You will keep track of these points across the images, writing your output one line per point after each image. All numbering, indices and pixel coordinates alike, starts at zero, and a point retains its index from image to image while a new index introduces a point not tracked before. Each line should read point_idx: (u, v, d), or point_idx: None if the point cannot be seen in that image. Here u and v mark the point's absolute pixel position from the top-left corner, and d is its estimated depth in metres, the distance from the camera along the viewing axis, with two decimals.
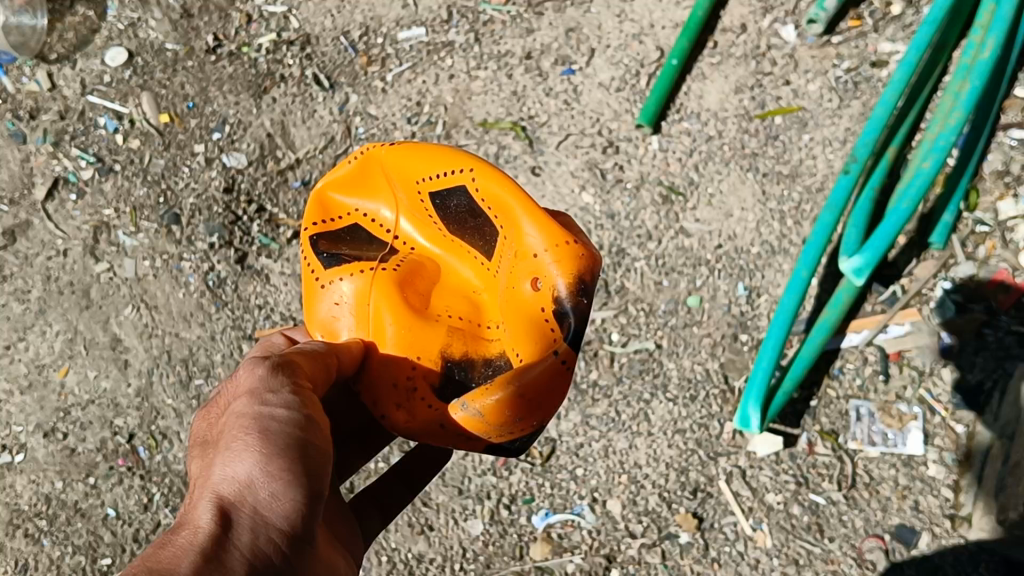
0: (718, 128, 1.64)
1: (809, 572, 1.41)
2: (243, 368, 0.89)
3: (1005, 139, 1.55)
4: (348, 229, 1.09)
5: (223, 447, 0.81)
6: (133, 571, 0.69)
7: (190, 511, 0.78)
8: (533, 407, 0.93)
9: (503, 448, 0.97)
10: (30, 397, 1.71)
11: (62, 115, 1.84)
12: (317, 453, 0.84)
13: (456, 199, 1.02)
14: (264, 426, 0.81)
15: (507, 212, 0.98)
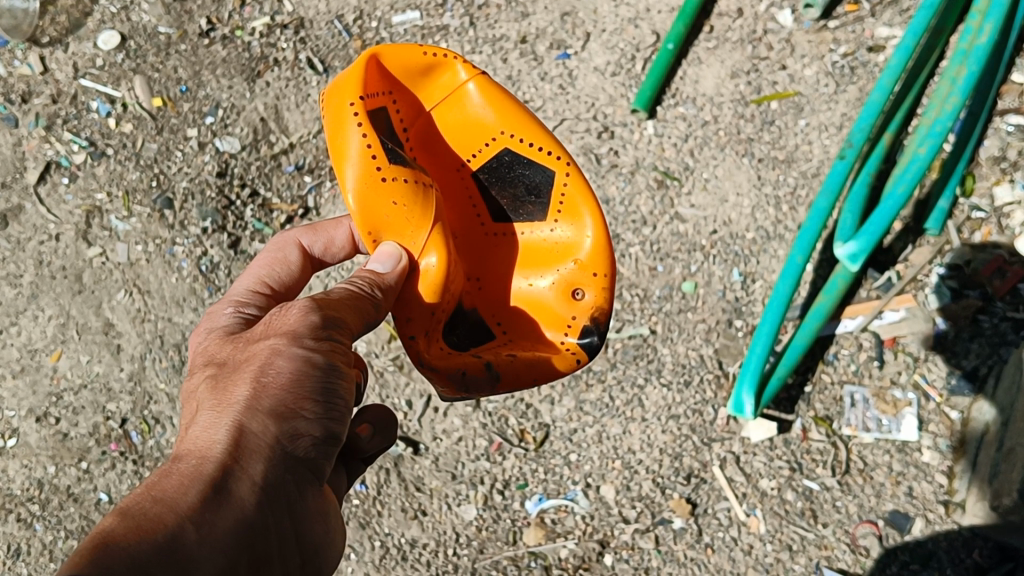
0: (713, 113, 1.63)
1: (803, 558, 1.41)
2: (285, 306, 0.85)
3: (1002, 125, 1.55)
4: (382, 109, 0.99)
5: (247, 372, 0.80)
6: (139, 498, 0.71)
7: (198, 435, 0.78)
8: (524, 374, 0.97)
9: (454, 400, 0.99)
10: (22, 381, 1.71)
11: (55, 99, 1.83)
12: (339, 395, 0.83)
13: (530, 170, 1.03)
14: (295, 367, 0.80)
15: (574, 218, 1.02)
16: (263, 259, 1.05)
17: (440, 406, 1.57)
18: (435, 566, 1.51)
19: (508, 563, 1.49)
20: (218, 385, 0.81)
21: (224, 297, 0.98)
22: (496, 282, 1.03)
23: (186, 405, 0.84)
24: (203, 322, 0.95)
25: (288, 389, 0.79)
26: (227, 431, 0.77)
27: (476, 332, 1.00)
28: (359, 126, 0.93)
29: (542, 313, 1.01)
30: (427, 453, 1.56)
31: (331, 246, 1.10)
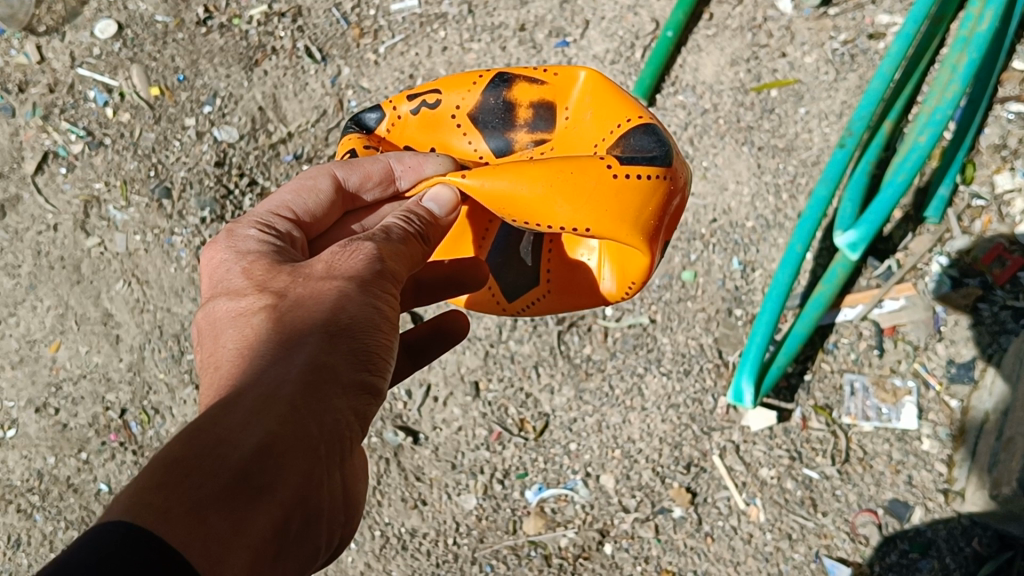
0: (713, 101, 1.63)
1: (802, 546, 1.41)
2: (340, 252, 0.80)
3: (1003, 113, 1.55)
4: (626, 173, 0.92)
5: (310, 309, 0.74)
6: (198, 434, 0.63)
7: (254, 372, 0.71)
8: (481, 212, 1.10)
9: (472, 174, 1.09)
10: (21, 371, 1.71)
11: (52, 89, 1.82)
12: (390, 349, 0.79)
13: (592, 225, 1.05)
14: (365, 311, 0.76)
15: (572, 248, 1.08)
16: (291, 185, 0.97)
17: (440, 396, 1.57)
18: (435, 555, 1.52)
19: (508, 552, 1.49)
20: (277, 320, 0.75)
21: (248, 216, 0.91)
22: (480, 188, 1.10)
23: (223, 336, 0.76)
24: (219, 245, 0.87)
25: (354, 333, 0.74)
26: (295, 370, 0.70)
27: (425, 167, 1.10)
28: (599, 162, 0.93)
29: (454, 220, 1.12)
30: (427, 443, 1.56)
31: (369, 180, 0.99)
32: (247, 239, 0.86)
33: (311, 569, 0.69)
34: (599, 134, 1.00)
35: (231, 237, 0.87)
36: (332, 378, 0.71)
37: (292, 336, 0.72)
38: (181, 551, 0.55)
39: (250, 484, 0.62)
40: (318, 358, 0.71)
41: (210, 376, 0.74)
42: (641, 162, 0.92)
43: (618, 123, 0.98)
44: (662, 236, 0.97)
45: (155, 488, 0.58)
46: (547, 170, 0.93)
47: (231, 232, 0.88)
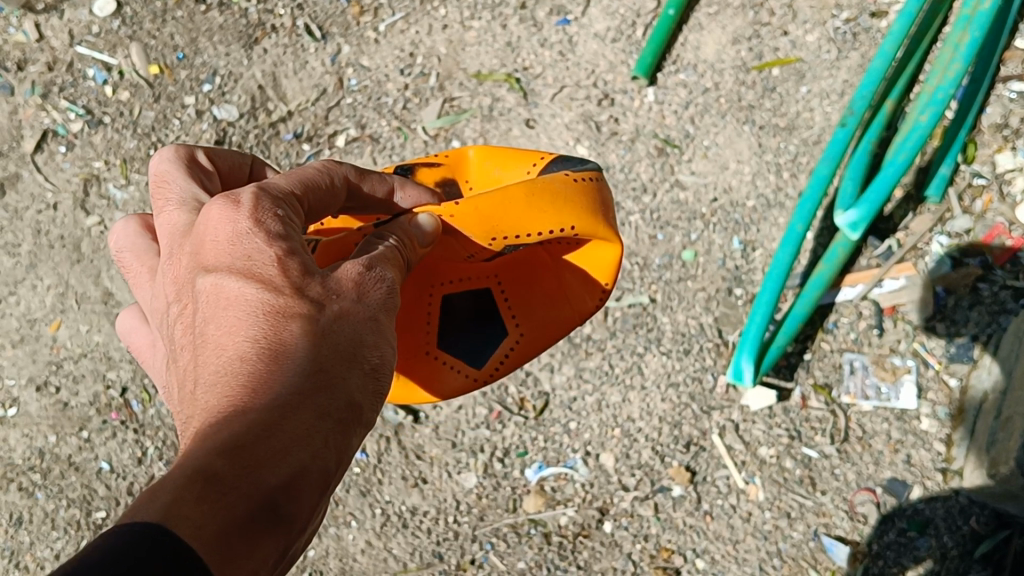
0: (714, 79, 1.62)
1: (801, 525, 1.42)
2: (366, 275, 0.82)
3: (1004, 92, 1.53)
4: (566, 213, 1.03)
5: (346, 337, 0.76)
6: (236, 452, 0.65)
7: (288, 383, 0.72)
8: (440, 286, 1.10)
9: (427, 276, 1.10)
10: (22, 350, 1.71)
11: (51, 67, 1.80)
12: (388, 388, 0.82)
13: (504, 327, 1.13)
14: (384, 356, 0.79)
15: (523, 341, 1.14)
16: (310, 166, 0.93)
17: None
18: (436, 534, 1.53)
19: (508, 530, 1.51)
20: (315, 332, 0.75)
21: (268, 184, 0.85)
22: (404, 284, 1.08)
23: (246, 325, 0.74)
24: (241, 210, 0.79)
25: (373, 374, 0.78)
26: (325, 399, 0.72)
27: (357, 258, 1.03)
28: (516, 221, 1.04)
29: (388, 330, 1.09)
30: (427, 421, 1.56)
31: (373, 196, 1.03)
32: (275, 217, 0.80)
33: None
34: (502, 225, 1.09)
35: (261, 206, 0.80)
36: (354, 417, 0.74)
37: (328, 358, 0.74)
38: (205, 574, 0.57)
39: (273, 513, 0.65)
40: (350, 397, 0.74)
41: (219, 368, 0.72)
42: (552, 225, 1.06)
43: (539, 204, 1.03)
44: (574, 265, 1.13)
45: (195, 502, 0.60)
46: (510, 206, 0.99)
47: (258, 200, 0.80)
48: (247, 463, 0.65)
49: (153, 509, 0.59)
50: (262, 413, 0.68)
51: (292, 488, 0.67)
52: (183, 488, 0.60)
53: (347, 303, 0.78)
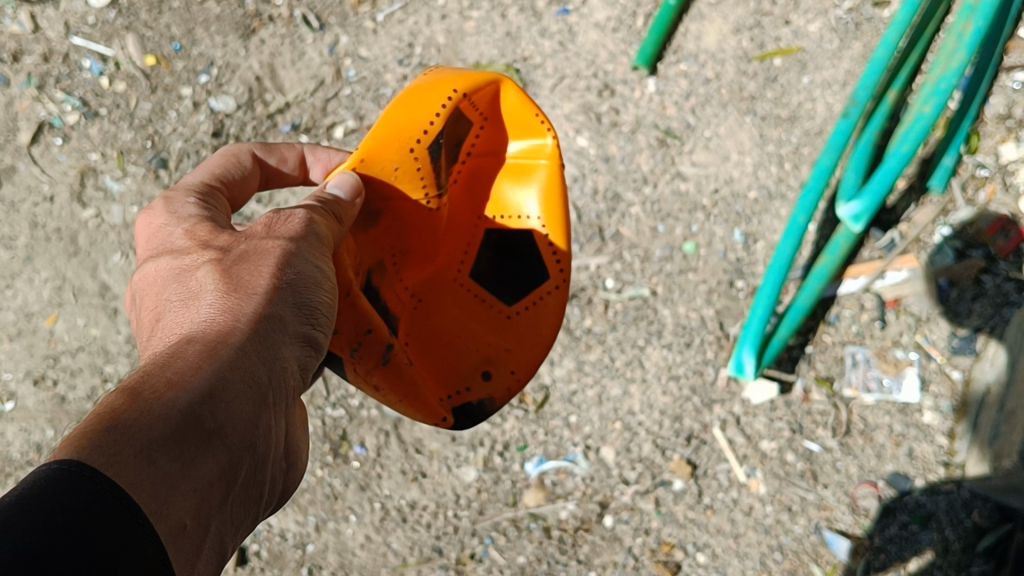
0: (715, 70, 1.60)
1: (803, 518, 1.41)
2: (275, 215, 0.83)
3: (1009, 82, 1.51)
4: (466, 121, 1.02)
5: (256, 264, 0.77)
6: (148, 381, 0.64)
7: (203, 317, 0.72)
8: (451, 290, 1.07)
9: (443, 287, 1.07)
10: (18, 344, 1.70)
11: (46, 58, 1.78)
12: (327, 311, 0.82)
13: (530, 255, 1.07)
14: (305, 272, 0.79)
15: (554, 226, 1.07)
16: (215, 159, 1.00)
17: None
18: (436, 528, 1.52)
19: (509, 524, 1.49)
20: (225, 273, 0.76)
21: (180, 186, 0.92)
22: (436, 312, 1.06)
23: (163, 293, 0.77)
24: (156, 211, 0.87)
25: (296, 288, 0.77)
26: (246, 316, 0.72)
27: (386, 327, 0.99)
28: (411, 147, 0.98)
29: (450, 355, 1.04)
30: None
31: (284, 164, 1.08)
32: (187, 205, 0.87)
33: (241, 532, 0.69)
34: (397, 149, 0.97)
35: (170, 205, 0.87)
36: (277, 330, 0.74)
37: (241, 286, 0.74)
38: (131, 490, 0.55)
39: (199, 428, 0.63)
40: (271, 311, 0.74)
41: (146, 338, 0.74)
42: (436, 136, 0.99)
43: (428, 125, 0.98)
44: (492, 121, 1.06)
45: (106, 429, 0.58)
46: (396, 115, 0.98)
47: (169, 199, 0.88)
48: (159, 378, 0.64)
49: (63, 444, 0.57)
50: (178, 345, 0.69)
51: (220, 403, 0.65)
52: (89, 417, 0.60)
53: (254, 241, 0.80)
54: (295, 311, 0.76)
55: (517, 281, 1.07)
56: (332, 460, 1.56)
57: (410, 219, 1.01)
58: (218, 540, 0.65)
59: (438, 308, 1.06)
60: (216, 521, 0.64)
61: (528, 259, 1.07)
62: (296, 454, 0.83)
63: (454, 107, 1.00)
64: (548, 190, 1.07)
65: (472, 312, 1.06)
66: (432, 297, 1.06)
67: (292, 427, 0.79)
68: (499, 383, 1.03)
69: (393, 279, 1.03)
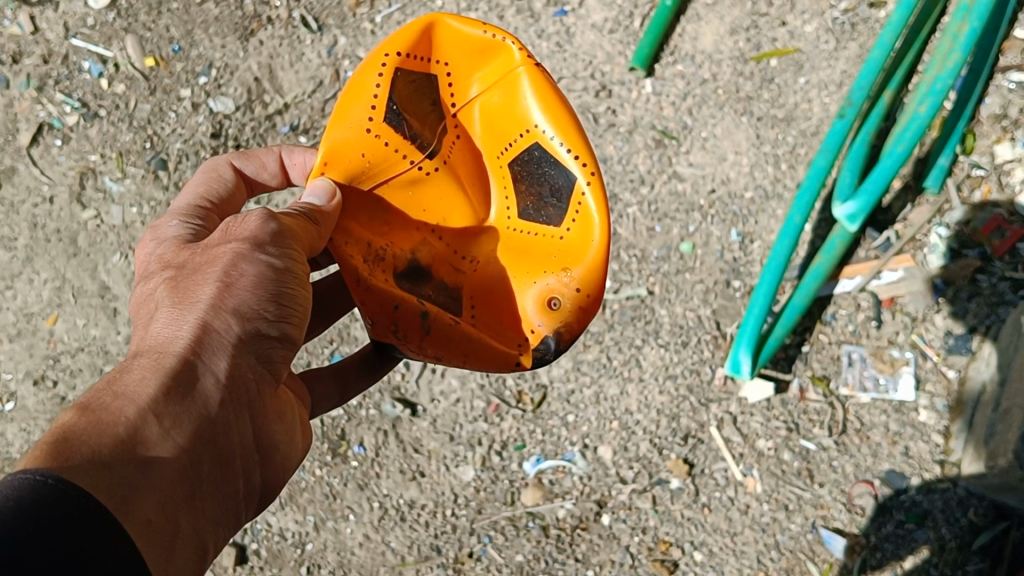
0: (712, 70, 1.61)
1: (799, 517, 1.42)
2: (236, 219, 0.90)
3: (1004, 82, 1.52)
4: (420, 76, 1.04)
5: (208, 274, 0.84)
6: (102, 401, 0.74)
7: (162, 333, 0.81)
8: (503, 241, 1.05)
9: (499, 239, 1.05)
10: (18, 344, 1.71)
11: (46, 59, 1.79)
12: (295, 301, 0.88)
13: (555, 170, 1.02)
14: (255, 271, 0.84)
15: (558, 121, 1.01)
16: (199, 178, 1.09)
17: (438, 367, 1.57)
18: (434, 527, 1.52)
19: (507, 522, 1.50)
20: (183, 288, 0.84)
21: (170, 211, 1.00)
22: (498, 261, 1.04)
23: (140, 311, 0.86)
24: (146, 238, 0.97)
25: (250, 287, 0.83)
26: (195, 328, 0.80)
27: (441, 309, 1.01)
28: (367, 129, 1.01)
29: (515, 298, 1.02)
30: (425, 414, 1.56)
31: (264, 171, 1.16)
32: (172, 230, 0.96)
33: (219, 515, 0.79)
34: (359, 136, 1.01)
35: (157, 231, 0.97)
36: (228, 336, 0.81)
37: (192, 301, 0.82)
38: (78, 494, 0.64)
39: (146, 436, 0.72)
40: (220, 319, 0.81)
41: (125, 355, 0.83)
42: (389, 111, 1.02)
43: (371, 96, 1.01)
44: (449, 64, 1.05)
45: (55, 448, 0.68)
46: (344, 105, 1.02)
47: (157, 226, 0.98)
48: (108, 393, 0.74)
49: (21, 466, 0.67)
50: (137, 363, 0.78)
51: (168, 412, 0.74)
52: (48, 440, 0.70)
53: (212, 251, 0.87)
54: (247, 314, 0.83)
55: (553, 196, 1.03)
56: (332, 459, 1.57)
57: (409, 198, 1.03)
58: (195, 534, 0.74)
59: (492, 260, 1.04)
60: (186, 514, 0.73)
61: (547, 166, 1.03)
62: (286, 454, 0.92)
63: (395, 67, 1.02)
64: (539, 88, 1.02)
65: (528, 251, 1.04)
66: (487, 252, 1.05)
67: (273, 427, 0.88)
68: (572, 302, 1.01)
69: (444, 252, 1.04)
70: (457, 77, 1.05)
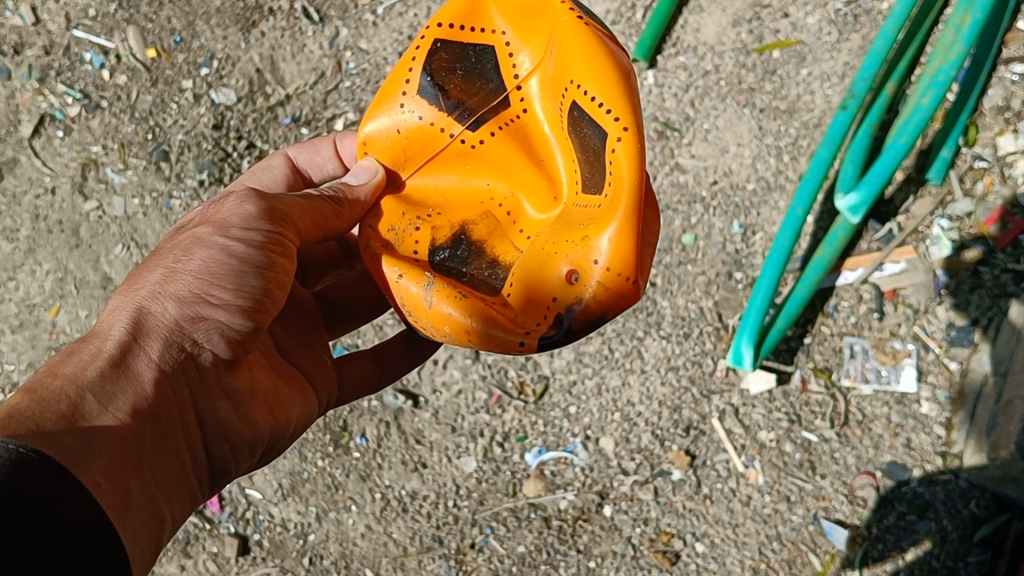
0: (714, 62, 1.61)
1: (800, 508, 1.42)
2: (220, 203, 0.94)
3: (1006, 74, 1.51)
4: (469, 46, 0.97)
5: (173, 259, 0.89)
6: (44, 376, 0.80)
7: (118, 313, 0.87)
8: (565, 219, 0.90)
9: (568, 213, 0.91)
10: (21, 335, 1.71)
11: (48, 51, 1.79)
12: (270, 284, 0.90)
13: (592, 130, 0.85)
14: (207, 256, 0.88)
15: (588, 66, 0.84)
16: (253, 171, 1.20)
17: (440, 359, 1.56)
18: (436, 518, 1.53)
19: (508, 514, 1.51)
20: (152, 271, 0.90)
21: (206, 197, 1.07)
22: (549, 238, 0.90)
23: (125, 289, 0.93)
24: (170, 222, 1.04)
25: (207, 272, 0.87)
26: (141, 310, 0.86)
27: (475, 288, 0.93)
28: (402, 109, 1.00)
29: (540, 275, 0.89)
30: (427, 406, 1.56)
31: (317, 157, 1.20)
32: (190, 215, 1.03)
33: (166, 484, 0.85)
34: (397, 119, 1.00)
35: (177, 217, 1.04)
36: (178, 317, 0.86)
37: (150, 283, 0.88)
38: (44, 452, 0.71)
39: (89, 411, 0.78)
40: (172, 300, 0.87)
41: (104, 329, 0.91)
42: (427, 86, 0.98)
43: (406, 73, 1.00)
44: (502, 23, 0.95)
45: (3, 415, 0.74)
46: (390, 86, 1.01)
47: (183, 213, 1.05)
48: (54, 370, 0.81)
49: None
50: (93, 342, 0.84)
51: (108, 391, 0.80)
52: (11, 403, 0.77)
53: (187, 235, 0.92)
54: (192, 297, 0.87)
55: (598, 163, 0.86)
56: (333, 450, 1.57)
57: (464, 171, 0.99)
58: (142, 502, 0.80)
59: (543, 234, 0.92)
60: (134, 483, 0.79)
61: (587, 127, 0.86)
62: (249, 432, 0.96)
63: (434, 38, 0.98)
64: (575, 36, 0.86)
65: (572, 225, 0.89)
66: (547, 228, 0.92)
67: (225, 407, 0.93)
68: (586, 285, 0.84)
69: (507, 228, 0.96)
70: (513, 40, 0.95)
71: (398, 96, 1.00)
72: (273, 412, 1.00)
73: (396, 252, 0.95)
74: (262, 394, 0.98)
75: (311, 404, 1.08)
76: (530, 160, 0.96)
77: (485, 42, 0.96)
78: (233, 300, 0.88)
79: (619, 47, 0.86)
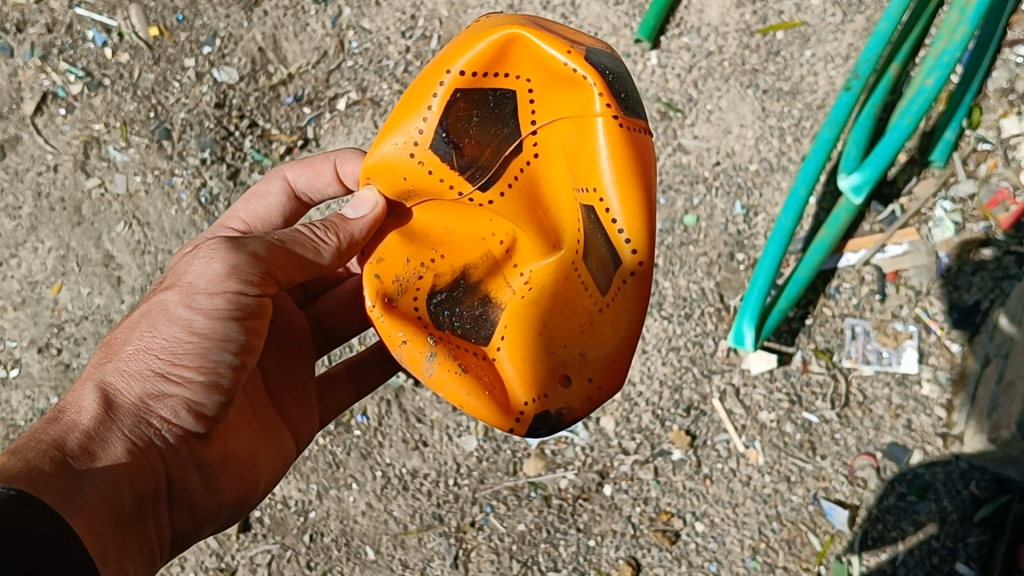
0: (718, 43, 1.60)
1: (801, 488, 1.43)
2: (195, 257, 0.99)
3: (1011, 56, 1.49)
4: (495, 93, 0.93)
5: (150, 325, 0.95)
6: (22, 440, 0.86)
7: (94, 379, 0.93)
8: (563, 291, 0.95)
9: (564, 281, 0.96)
10: (23, 312, 1.71)
11: (50, 28, 1.79)
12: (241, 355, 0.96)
13: (609, 244, 0.92)
14: (180, 330, 0.93)
15: (621, 186, 0.90)
16: (254, 193, 1.27)
17: None
18: (436, 496, 1.53)
19: (508, 493, 1.51)
20: (129, 334, 0.95)
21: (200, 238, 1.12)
22: (546, 307, 0.95)
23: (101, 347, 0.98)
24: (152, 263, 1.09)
25: (178, 345, 0.93)
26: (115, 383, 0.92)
27: (466, 336, 0.96)
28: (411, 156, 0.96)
29: (538, 351, 0.93)
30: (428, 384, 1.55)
31: (319, 178, 1.24)
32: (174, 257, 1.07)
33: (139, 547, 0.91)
34: (406, 164, 0.96)
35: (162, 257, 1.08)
36: (150, 390, 0.92)
37: (126, 352, 0.94)
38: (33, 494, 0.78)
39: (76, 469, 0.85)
40: (145, 373, 0.92)
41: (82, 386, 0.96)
42: (440, 137, 0.94)
43: (421, 112, 0.94)
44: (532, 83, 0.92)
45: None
46: (397, 119, 0.95)
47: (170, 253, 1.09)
48: (35, 432, 0.87)
49: None
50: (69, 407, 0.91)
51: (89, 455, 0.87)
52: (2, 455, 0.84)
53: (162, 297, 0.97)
54: (161, 372, 0.93)
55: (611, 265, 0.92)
56: (334, 428, 1.57)
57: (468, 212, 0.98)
58: (114, 561, 0.86)
59: (540, 295, 0.96)
60: (110, 542, 0.85)
61: (602, 237, 0.92)
62: (216, 498, 1.03)
63: (455, 88, 0.92)
64: (607, 144, 0.89)
65: (569, 307, 0.95)
66: (541, 287, 0.96)
67: (195, 477, 0.99)
68: (584, 385, 0.92)
69: (498, 269, 0.98)
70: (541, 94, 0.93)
71: (408, 137, 0.95)
72: (245, 477, 1.06)
73: (399, 307, 0.93)
74: (233, 463, 1.04)
75: (286, 451, 1.13)
76: (524, 209, 0.97)
77: (508, 87, 0.93)
78: (205, 375, 0.94)
79: (645, 149, 0.91)
